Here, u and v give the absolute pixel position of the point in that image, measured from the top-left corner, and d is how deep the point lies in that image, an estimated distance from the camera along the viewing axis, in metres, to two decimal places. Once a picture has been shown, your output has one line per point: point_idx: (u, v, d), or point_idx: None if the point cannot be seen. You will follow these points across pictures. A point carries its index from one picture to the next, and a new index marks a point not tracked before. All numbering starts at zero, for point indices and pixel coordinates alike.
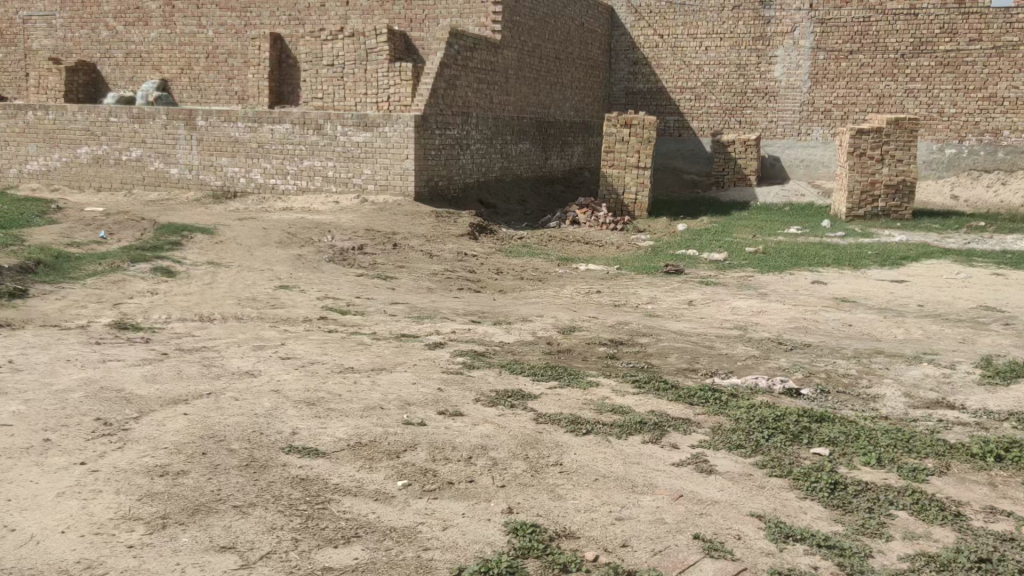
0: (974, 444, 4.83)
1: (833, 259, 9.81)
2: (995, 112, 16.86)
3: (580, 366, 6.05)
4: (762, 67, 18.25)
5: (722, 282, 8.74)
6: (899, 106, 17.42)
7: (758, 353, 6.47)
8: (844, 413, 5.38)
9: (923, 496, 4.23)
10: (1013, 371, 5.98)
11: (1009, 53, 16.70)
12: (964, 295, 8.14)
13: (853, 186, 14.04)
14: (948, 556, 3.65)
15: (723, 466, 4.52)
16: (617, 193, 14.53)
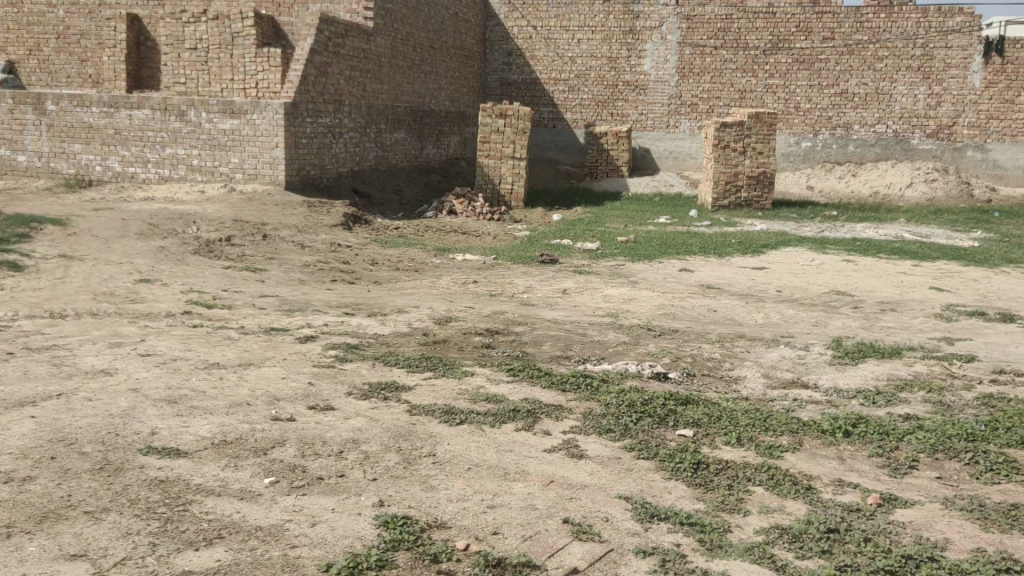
0: (825, 421, 5.15)
1: (698, 247, 10.17)
2: (846, 107, 17.92)
3: (455, 356, 6.06)
4: (632, 61, 18.73)
5: (595, 271, 8.94)
6: (759, 100, 18.29)
7: (628, 340, 6.66)
8: (708, 395, 5.61)
9: (778, 471, 4.47)
10: (860, 351, 6.39)
11: (858, 51, 17.72)
12: (816, 280, 8.63)
13: (718, 178, 14.60)
14: (800, 528, 3.86)
15: (593, 451, 4.64)
16: (493, 183, 14.62)
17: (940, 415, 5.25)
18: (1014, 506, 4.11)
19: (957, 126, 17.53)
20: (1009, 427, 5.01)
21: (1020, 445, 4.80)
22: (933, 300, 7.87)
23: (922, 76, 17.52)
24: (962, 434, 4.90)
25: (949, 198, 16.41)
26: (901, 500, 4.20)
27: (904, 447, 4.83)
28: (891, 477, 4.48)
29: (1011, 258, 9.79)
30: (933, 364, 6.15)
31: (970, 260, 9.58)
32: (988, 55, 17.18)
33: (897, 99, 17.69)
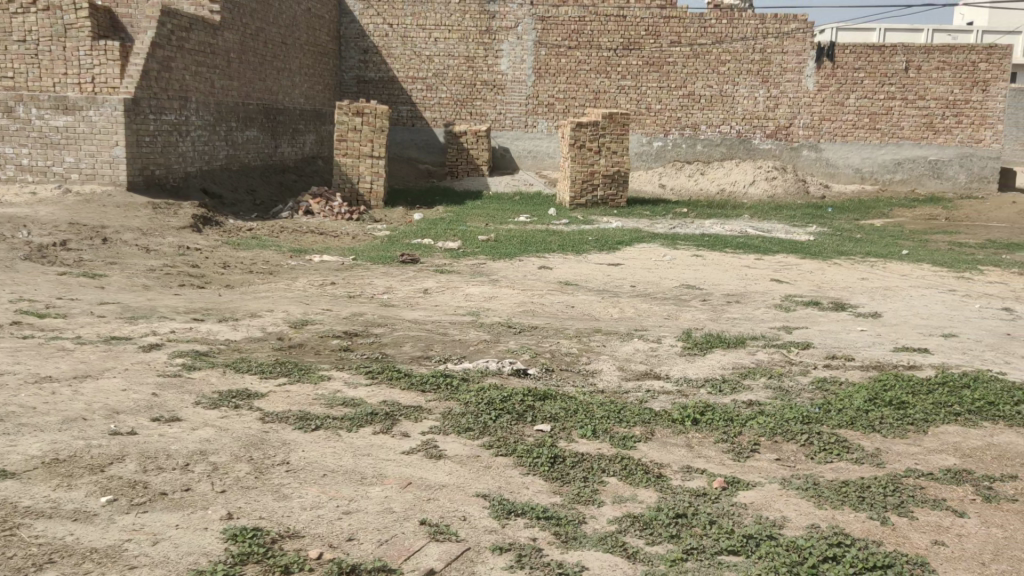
0: (675, 410, 5.36)
1: (557, 245, 10.36)
2: (694, 108, 18.74)
3: (312, 360, 5.92)
4: (489, 60, 18.88)
5: (456, 269, 8.95)
6: (613, 101, 18.84)
7: (489, 337, 6.71)
8: (565, 389, 5.73)
9: (630, 461, 4.61)
10: (708, 342, 6.69)
11: (703, 55, 18.53)
12: (667, 275, 8.97)
13: (575, 177, 14.94)
14: (650, 515, 4.00)
15: (452, 450, 4.64)
16: (352, 182, 14.40)
17: (780, 400, 5.57)
18: (844, 483, 4.40)
19: (794, 127, 18.68)
20: (840, 408, 5.37)
21: (849, 426, 5.15)
22: (773, 291, 8.34)
23: (761, 80, 18.53)
24: (798, 417, 5.23)
25: (788, 195, 17.46)
26: (744, 482, 4.42)
27: (746, 432, 5.09)
28: (736, 461, 4.71)
29: (842, 250, 10.50)
30: (774, 352, 6.52)
31: (805, 253, 10.21)
32: (820, 60, 18.34)
33: (739, 102, 18.65)
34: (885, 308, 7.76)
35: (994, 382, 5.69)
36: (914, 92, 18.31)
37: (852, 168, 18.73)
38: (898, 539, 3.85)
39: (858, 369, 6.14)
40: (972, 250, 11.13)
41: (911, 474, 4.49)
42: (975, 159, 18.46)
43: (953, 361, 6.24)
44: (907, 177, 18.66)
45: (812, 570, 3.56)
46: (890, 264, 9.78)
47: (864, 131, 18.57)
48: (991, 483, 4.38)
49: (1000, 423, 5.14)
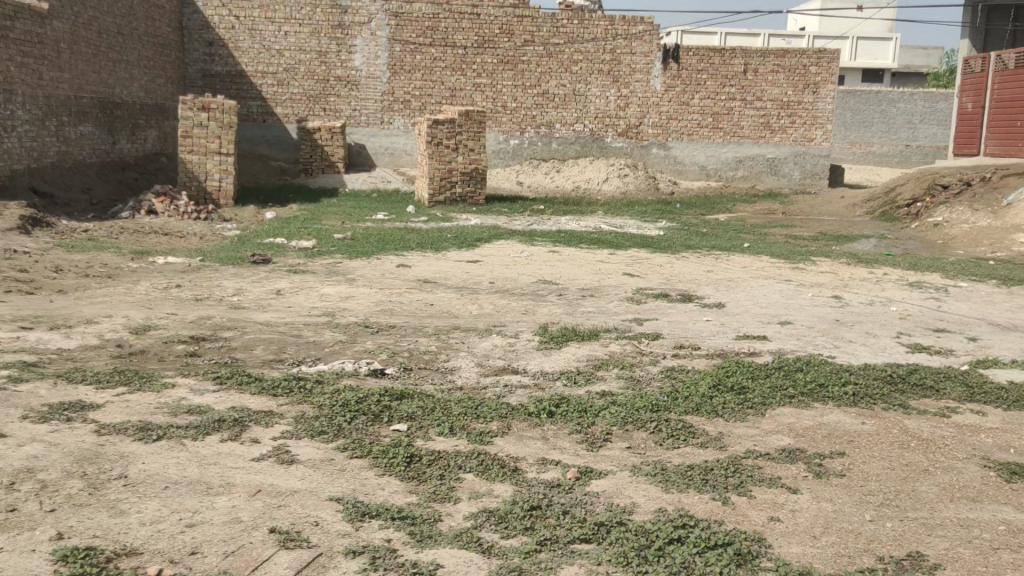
0: (531, 403, 5.44)
1: (414, 243, 10.30)
2: (548, 107, 19.09)
3: (155, 367, 5.63)
4: (342, 56, 18.54)
5: (309, 269, 8.74)
6: (468, 99, 18.92)
7: (345, 338, 6.59)
8: (423, 387, 5.71)
9: (486, 456, 4.64)
10: (563, 336, 6.83)
11: (555, 54, 18.90)
12: (523, 271, 9.10)
13: (433, 174, 14.91)
14: (505, 509, 4.04)
15: (304, 455, 4.52)
16: (199, 180, 13.79)
17: (631, 390, 5.75)
18: (690, 467, 4.60)
19: (643, 126, 19.37)
20: (687, 396, 5.59)
21: (695, 412, 5.39)
22: (625, 285, 8.60)
23: (611, 80, 19.11)
24: (648, 405, 5.42)
25: (639, 191, 18.08)
26: (596, 472, 4.54)
27: (599, 422, 5.24)
28: (589, 451, 4.83)
29: (689, 245, 10.97)
30: (626, 343, 6.73)
31: (656, 248, 10.60)
32: (666, 61, 19.09)
33: (591, 101, 19.16)
34: (729, 298, 8.15)
35: (823, 366, 6.09)
36: (753, 93, 19.36)
37: (697, 165, 19.59)
38: (738, 518, 4.06)
39: (703, 357, 6.43)
40: (805, 242, 11.88)
41: (751, 455, 4.74)
42: (807, 157, 19.72)
43: (789, 347, 6.63)
44: (747, 174, 19.71)
45: (659, 551, 3.70)
46: (733, 257, 10.31)
47: (708, 131, 19.48)
48: (822, 460, 4.67)
49: (830, 403, 5.50)
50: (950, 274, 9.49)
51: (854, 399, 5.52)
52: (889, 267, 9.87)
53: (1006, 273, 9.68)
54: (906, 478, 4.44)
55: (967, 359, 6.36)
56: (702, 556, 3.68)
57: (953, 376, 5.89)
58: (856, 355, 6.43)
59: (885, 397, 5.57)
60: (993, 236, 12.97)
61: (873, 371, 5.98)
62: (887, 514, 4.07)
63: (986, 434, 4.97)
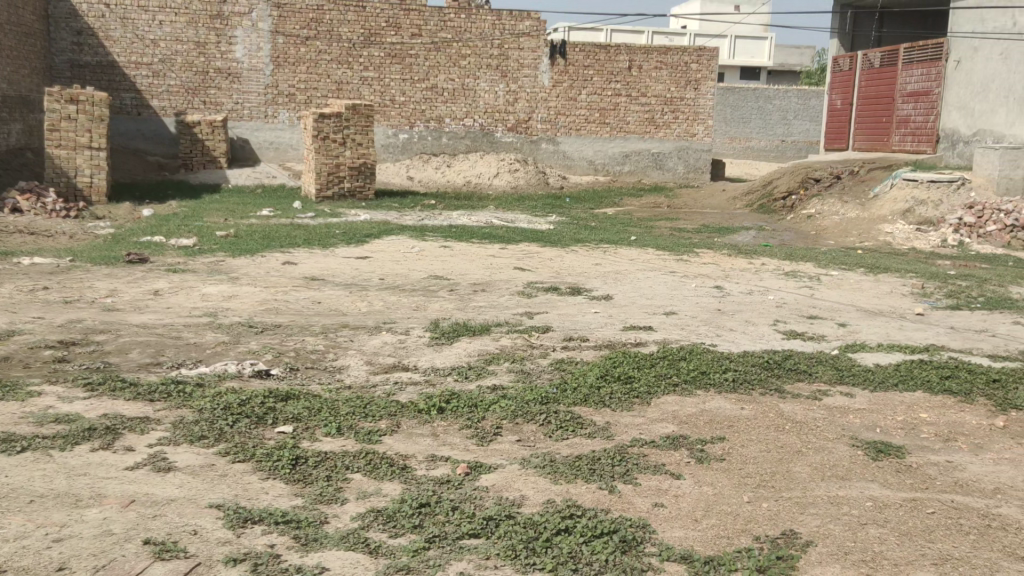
0: (421, 400, 5.40)
1: (301, 239, 10.06)
2: (437, 101, 19.01)
3: (19, 375, 5.30)
4: (222, 47, 17.94)
5: (190, 268, 8.42)
6: (355, 92, 18.62)
7: (227, 339, 6.37)
8: (310, 388, 5.58)
9: (375, 456, 4.57)
10: (455, 331, 6.80)
11: (443, 48, 18.83)
12: (414, 267, 9.02)
13: (320, 169, 14.61)
14: (394, 508, 3.99)
15: (183, 461, 4.35)
16: (69, 176, 13.07)
17: (521, 383, 5.79)
18: (577, 457, 4.66)
19: (532, 121, 19.54)
20: (575, 387, 5.68)
21: (583, 403, 5.47)
22: (516, 279, 8.64)
23: (500, 75, 19.19)
24: (537, 398, 5.47)
25: (530, 186, 18.24)
26: (486, 466, 4.54)
27: (489, 416, 5.25)
28: (479, 446, 4.83)
29: (579, 238, 11.12)
30: (516, 337, 6.76)
31: (546, 242, 10.71)
32: (554, 57, 19.32)
33: (480, 95, 19.19)
34: (616, 291, 8.31)
35: (705, 354, 6.29)
36: (637, 89, 19.81)
37: (586, 160, 19.90)
38: (624, 505, 4.14)
39: (592, 348, 6.53)
40: (688, 235, 12.24)
41: (636, 444, 4.84)
42: (690, 152, 20.34)
43: (673, 337, 6.81)
44: (634, 168, 20.15)
45: (546, 543, 3.73)
46: (621, 250, 10.52)
47: (595, 126, 19.80)
48: (703, 446, 4.82)
49: (711, 390, 5.69)
50: (821, 263, 9.97)
51: (734, 385, 5.73)
52: (766, 258, 10.27)
53: (873, 261, 10.23)
54: (781, 460, 4.63)
55: (838, 345, 6.68)
56: (589, 545, 3.73)
57: (824, 361, 6.18)
58: (736, 343, 6.67)
59: (763, 382, 5.80)
60: (861, 227, 13.69)
61: (751, 358, 6.22)
62: (763, 495, 4.23)
63: (854, 415, 5.23)
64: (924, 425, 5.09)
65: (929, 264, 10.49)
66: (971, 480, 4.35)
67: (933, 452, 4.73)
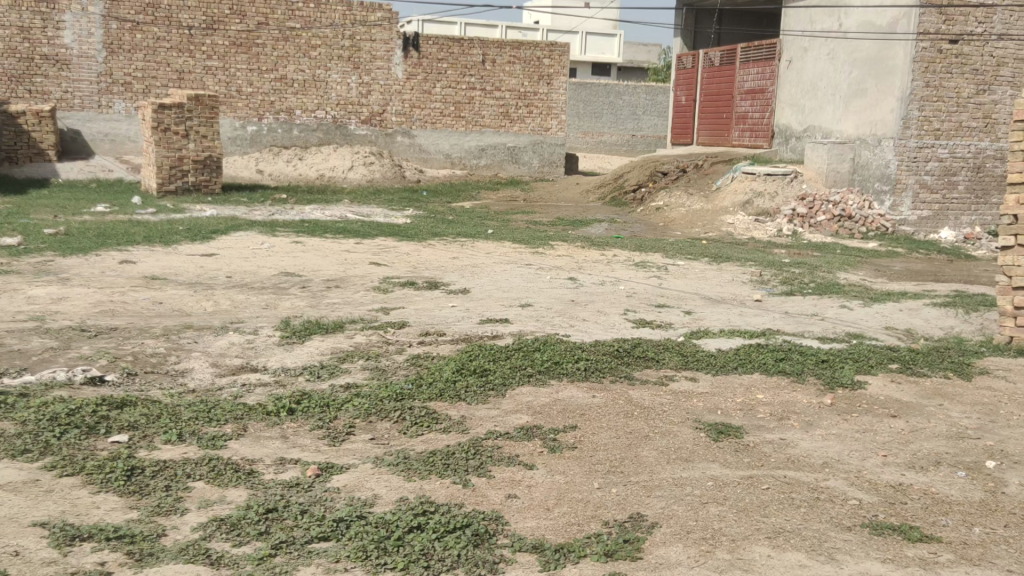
0: (270, 402, 5.21)
1: (140, 236, 9.53)
2: (287, 92, 18.46)
3: None
4: (48, 32, 16.74)
5: (15, 269, 7.80)
6: (198, 82, 17.82)
7: (56, 345, 5.93)
8: (149, 394, 5.27)
9: (218, 461, 4.37)
10: (306, 329, 6.62)
11: (292, 38, 18.29)
12: (264, 263, 8.71)
13: (161, 162, 13.87)
14: (238, 515, 3.83)
15: (3, 478, 4.01)
16: None
17: (376, 380, 5.69)
18: (432, 453, 4.63)
19: (386, 114, 19.30)
20: (431, 382, 5.63)
21: (439, 397, 5.44)
22: (371, 275, 8.51)
23: (352, 66, 18.83)
24: (392, 395, 5.39)
25: (385, 179, 18.00)
26: (337, 467, 4.43)
27: (342, 415, 5.12)
28: (331, 446, 4.71)
29: (435, 232, 11.07)
30: (371, 334, 6.64)
31: (402, 236, 10.59)
32: (407, 49, 19.14)
33: (332, 87, 18.77)
34: (473, 284, 8.32)
35: (559, 344, 6.39)
36: (492, 83, 19.93)
37: (442, 153, 19.86)
38: (477, 498, 4.14)
39: (448, 343, 6.51)
40: (544, 228, 12.42)
41: (491, 436, 4.85)
42: (545, 146, 20.65)
43: (528, 328, 6.89)
44: (490, 162, 20.27)
45: (398, 542, 3.67)
46: (478, 243, 10.56)
47: (451, 119, 19.79)
48: (556, 435, 4.88)
49: (564, 379, 5.79)
50: (668, 254, 10.34)
51: (586, 373, 5.86)
52: (617, 249, 10.55)
53: (715, 251, 10.71)
54: (629, 446, 4.76)
55: (684, 331, 6.95)
56: (441, 541, 3.70)
57: (671, 348, 6.40)
58: (589, 332, 6.83)
59: (613, 369, 5.96)
60: (705, 218, 14.36)
61: (602, 347, 6.38)
62: (613, 481, 4.33)
63: (698, 399, 5.46)
64: (760, 406, 5.36)
65: (768, 253, 11.09)
66: (801, 456, 4.62)
67: (768, 430, 4.99)
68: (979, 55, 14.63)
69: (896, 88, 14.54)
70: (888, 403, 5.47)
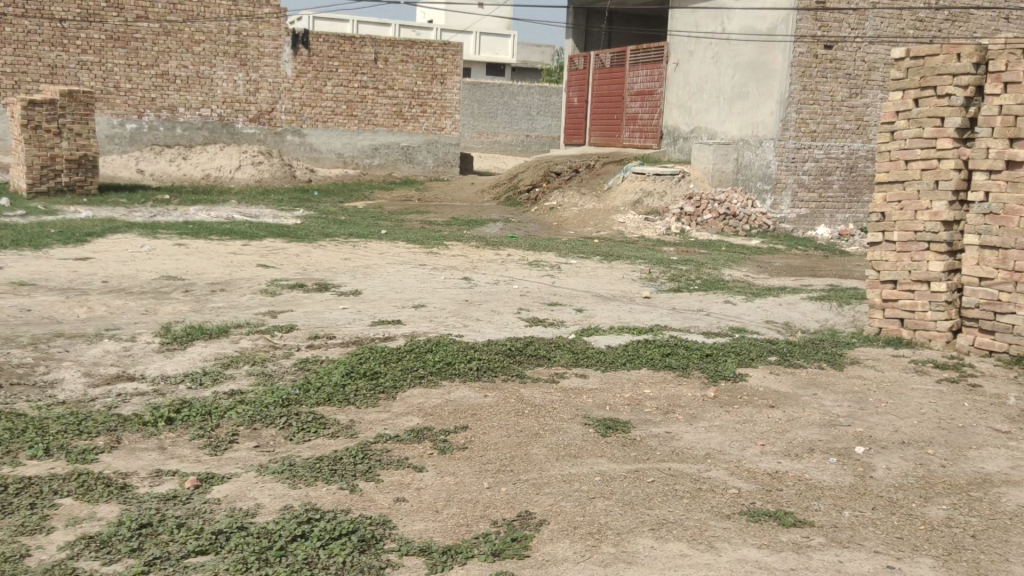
0: (147, 412, 4.98)
1: (8, 240, 8.99)
2: (169, 89, 17.80)
3: None
4: None
5: None
6: (72, 78, 17.01)
7: None
8: (15, 407, 4.95)
9: (89, 476, 4.15)
10: (188, 335, 6.37)
11: (174, 33, 17.67)
12: (144, 267, 8.35)
13: (31, 161, 13.12)
14: (109, 532, 3.64)
15: None
16: None
17: (261, 386, 5.52)
18: (318, 459, 4.52)
19: (275, 112, 18.84)
20: (318, 387, 5.50)
21: (327, 402, 5.32)
22: (259, 277, 8.27)
23: (239, 63, 18.31)
24: (277, 401, 5.23)
25: (275, 179, 17.56)
26: (218, 477, 4.27)
27: (224, 423, 4.94)
28: (212, 456, 4.54)
29: (327, 232, 10.86)
30: (257, 338, 6.44)
31: (292, 237, 10.34)
32: (296, 47, 18.74)
33: (218, 84, 18.20)
34: (365, 285, 8.20)
35: (452, 344, 6.36)
36: (384, 82, 19.73)
37: (334, 153, 19.51)
38: (365, 503, 4.06)
39: (338, 346, 6.38)
40: (438, 228, 12.36)
41: (380, 439, 4.78)
42: (439, 145, 20.48)
43: (421, 329, 6.83)
44: (384, 161, 20.01)
45: (281, 551, 3.56)
46: (370, 243, 10.41)
47: (343, 118, 19.47)
48: (446, 436, 4.85)
49: (456, 379, 5.76)
50: (561, 253, 10.46)
51: (478, 372, 5.85)
52: (511, 249, 10.59)
53: (607, 249, 10.90)
54: (519, 444, 4.77)
55: (575, 329, 7.03)
56: (325, 548, 3.60)
57: (562, 345, 6.47)
58: (482, 332, 6.82)
59: (505, 368, 5.97)
60: (597, 218, 14.59)
61: (495, 345, 6.38)
62: (502, 480, 4.33)
63: (587, 395, 5.52)
64: (647, 400, 5.47)
65: (656, 251, 11.35)
66: (685, 448, 4.73)
67: (654, 424, 5.09)
68: (852, 60, 15.38)
69: (775, 91, 15.13)
70: (767, 394, 5.67)
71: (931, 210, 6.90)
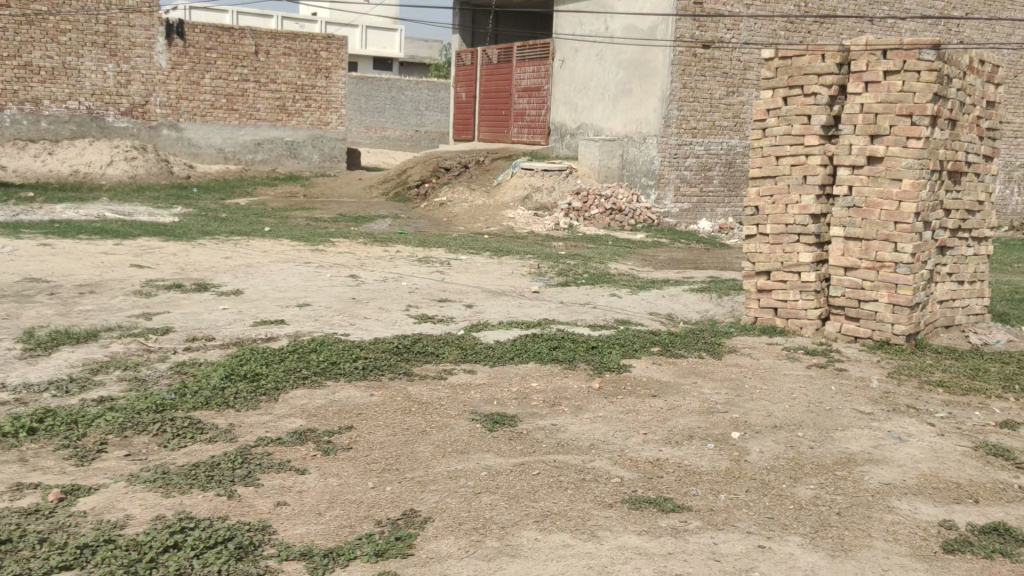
0: (7, 422, 4.66)
1: None
2: (33, 81, 16.91)
3: None
4: None
5: None
6: None
7: None
8: None
9: None
10: (53, 340, 6.01)
11: (37, 22, 16.77)
12: (5, 268, 7.85)
13: None
14: None
15: None
16: None
17: (133, 391, 5.26)
18: (194, 465, 4.34)
19: (150, 105, 18.07)
20: (195, 391, 5.29)
21: (204, 406, 5.12)
22: (132, 277, 7.91)
23: (108, 54, 17.46)
24: (151, 406, 5.00)
25: (150, 175, 16.89)
26: (85, 488, 4.04)
27: (92, 432, 4.68)
28: (78, 467, 4.29)
29: (206, 231, 10.48)
30: (130, 341, 6.15)
31: (169, 235, 9.93)
32: (171, 37, 18.00)
33: (86, 76, 17.34)
34: (247, 284, 7.95)
35: (337, 344, 6.23)
36: (266, 76, 19.19)
37: (214, 148, 18.85)
38: (243, 509, 3.92)
39: (217, 347, 6.16)
40: (323, 224, 12.13)
41: (260, 443, 4.63)
42: (325, 140, 20.01)
43: (305, 329, 6.66)
44: (267, 157, 19.44)
45: (152, 563, 3.39)
46: (253, 241, 10.10)
47: (223, 112, 18.84)
48: (330, 437, 4.74)
49: (340, 379, 5.64)
50: (451, 249, 10.43)
51: (363, 372, 5.74)
52: (399, 245, 10.48)
53: (496, 245, 10.93)
54: (405, 443, 4.71)
55: (463, 325, 7.00)
56: (200, 558, 3.46)
57: (450, 341, 6.43)
58: (368, 330, 6.70)
59: (391, 367, 5.88)
60: (486, 213, 14.62)
61: (381, 344, 6.29)
62: (387, 480, 4.26)
63: (474, 391, 5.50)
64: (534, 394, 5.50)
65: (544, 245, 11.45)
66: (570, 439, 4.78)
67: (541, 417, 5.12)
68: (729, 59, 15.92)
69: (657, 89, 15.57)
70: (649, 384, 5.80)
71: (800, 203, 7.21)
